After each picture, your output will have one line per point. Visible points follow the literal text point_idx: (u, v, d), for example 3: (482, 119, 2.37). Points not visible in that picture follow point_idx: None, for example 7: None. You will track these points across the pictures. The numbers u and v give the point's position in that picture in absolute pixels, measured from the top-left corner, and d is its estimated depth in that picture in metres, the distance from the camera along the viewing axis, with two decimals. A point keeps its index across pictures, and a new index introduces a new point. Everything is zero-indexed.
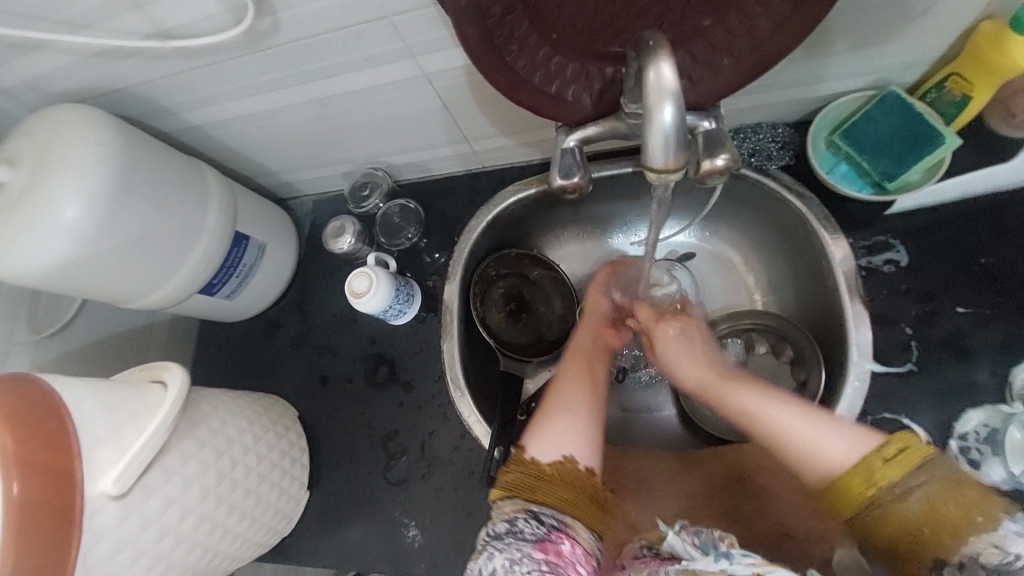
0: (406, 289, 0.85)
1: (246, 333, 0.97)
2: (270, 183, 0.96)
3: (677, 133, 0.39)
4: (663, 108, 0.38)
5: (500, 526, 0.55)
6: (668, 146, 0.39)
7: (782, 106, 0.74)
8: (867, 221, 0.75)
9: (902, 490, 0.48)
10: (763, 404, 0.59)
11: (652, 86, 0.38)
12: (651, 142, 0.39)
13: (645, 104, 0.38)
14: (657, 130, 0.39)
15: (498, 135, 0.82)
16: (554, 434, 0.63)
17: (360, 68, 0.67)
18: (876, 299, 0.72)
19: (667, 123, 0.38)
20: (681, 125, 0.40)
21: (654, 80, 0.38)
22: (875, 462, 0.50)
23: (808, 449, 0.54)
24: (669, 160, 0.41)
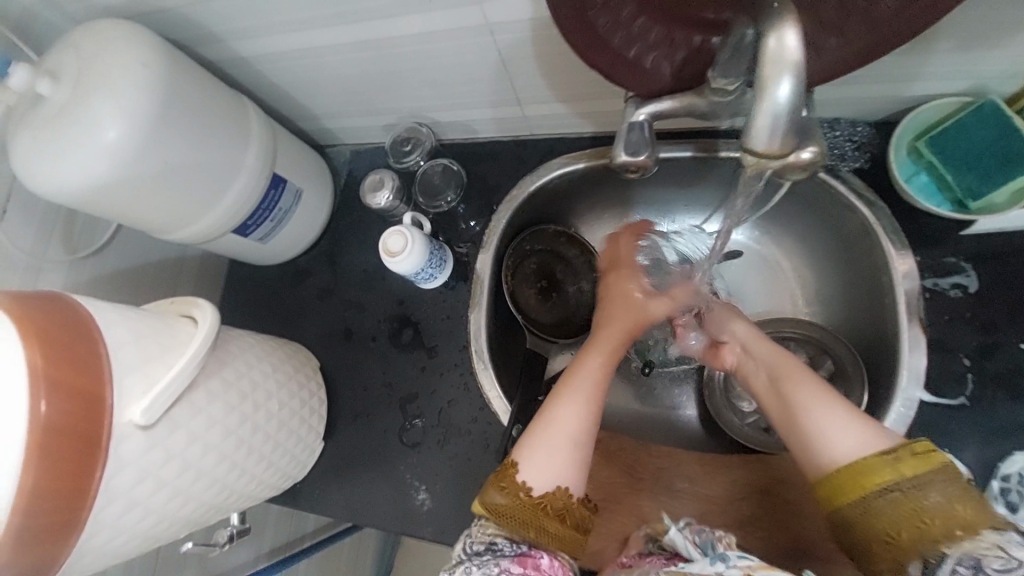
0: (439, 254, 0.83)
1: (273, 277, 0.97)
2: (310, 126, 0.94)
3: (789, 115, 0.35)
4: (779, 84, 0.34)
5: (479, 543, 0.57)
6: (775, 130, 0.36)
7: (866, 103, 0.68)
8: (939, 239, 0.69)
9: (920, 489, 0.48)
10: (825, 410, 0.55)
11: (769, 57, 0.34)
12: (757, 122, 0.35)
13: (758, 77, 0.35)
14: (767, 108, 0.35)
15: (552, 102, 0.78)
16: (551, 457, 0.59)
17: (422, 12, 0.63)
18: (936, 323, 0.68)
19: (780, 102, 0.34)
20: (794, 107, 0.36)
21: (775, 49, 0.34)
22: (888, 460, 0.50)
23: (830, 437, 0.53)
24: (773, 144, 0.37)
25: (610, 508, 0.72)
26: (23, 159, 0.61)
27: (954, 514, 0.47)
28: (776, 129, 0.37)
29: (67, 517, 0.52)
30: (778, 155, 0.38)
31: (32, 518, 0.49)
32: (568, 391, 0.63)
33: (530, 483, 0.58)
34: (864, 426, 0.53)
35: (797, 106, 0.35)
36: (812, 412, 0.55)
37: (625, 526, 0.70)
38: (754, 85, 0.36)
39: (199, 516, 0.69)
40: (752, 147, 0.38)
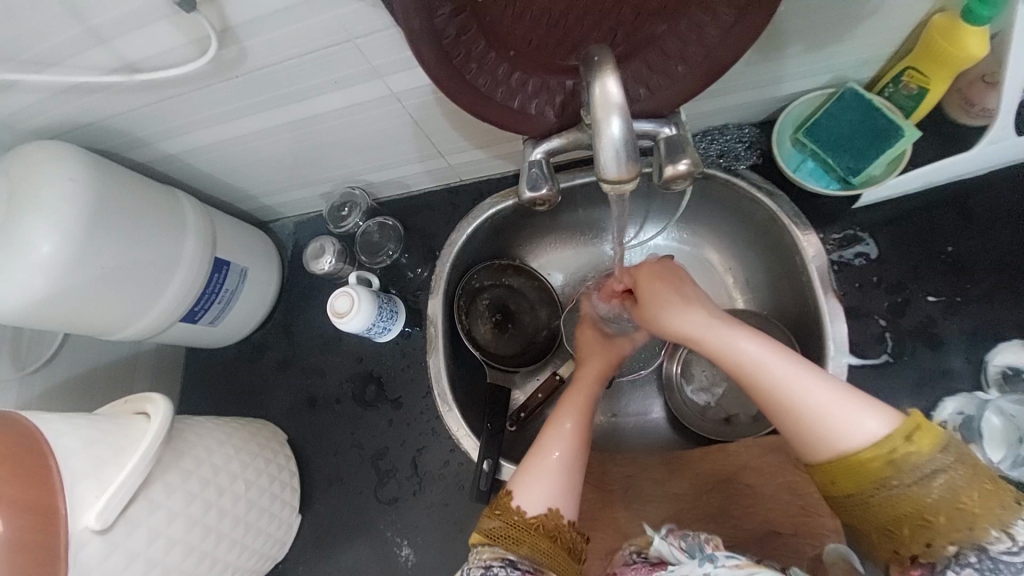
0: (388, 306, 0.86)
1: (235, 356, 0.98)
2: (250, 206, 0.98)
3: (626, 146, 0.40)
4: (611, 122, 0.39)
5: (475, 573, 0.54)
6: (617, 157, 0.40)
7: (745, 107, 0.76)
8: (834, 216, 0.76)
9: (926, 472, 0.45)
10: (779, 374, 0.53)
11: (600, 102, 0.40)
12: (601, 155, 0.40)
13: (594, 118, 0.39)
14: (606, 142, 0.40)
15: (470, 149, 0.84)
16: (542, 483, 0.61)
17: (328, 90, 0.68)
18: (849, 292, 0.73)
19: (615, 135, 0.39)
20: (631, 138, 0.40)
21: (601, 95, 0.39)
22: (896, 440, 0.46)
23: (819, 425, 0.50)
24: (621, 171, 0.41)
25: (590, 525, 0.73)
26: None
27: (969, 504, 0.44)
28: (621, 158, 0.41)
29: None
30: (630, 179, 0.42)
31: None
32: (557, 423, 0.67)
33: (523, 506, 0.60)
34: (834, 395, 0.50)
35: (631, 137, 0.40)
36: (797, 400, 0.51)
37: (607, 541, 0.71)
38: (594, 125, 0.41)
39: None
40: (603, 176, 0.41)
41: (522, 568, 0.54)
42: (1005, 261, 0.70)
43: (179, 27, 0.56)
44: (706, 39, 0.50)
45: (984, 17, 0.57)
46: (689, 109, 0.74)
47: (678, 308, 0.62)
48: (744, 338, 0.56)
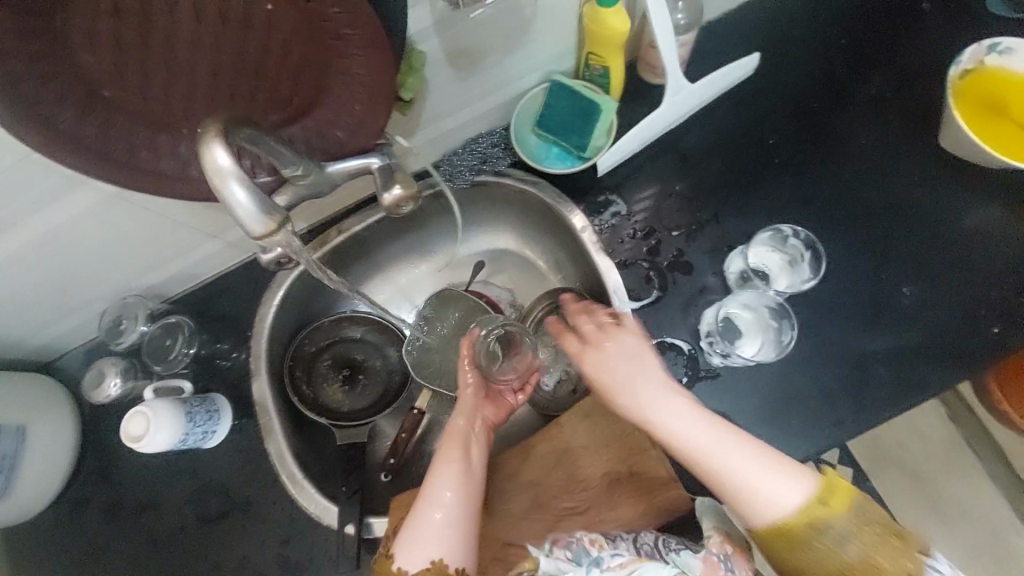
0: (202, 408, 0.80)
1: (50, 524, 0.85)
2: (19, 353, 0.86)
3: (252, 203, 0.46)
4: (230, 186, 0.45)
5: None
6: (250, 213, 0.46)
7: (484, 116, 0.84)
8: (587, 187, 0.85)
9: (839, 534, 0.57)
10: (711, 453, 0.58)
11: (213, 170, 0.45)
12: (237, 215, 0.47)
13: (215, 186, 0.45)
14: (236, 204, 0.46)
15: (243, 222, 0.82)
16: (430, 542, 0.64)
17: (35, 211, 0.63)
18: (616, 248, 0.83)
19: (241, 199, 0.46)
20: (257, 194, 0.47)
21: (211, 166, 0.45)
22: (815, 505, 0.57)
23: (748, 499, 0.57)
24: (261, 223, 0.47)
25: None
26: None
27: (880, 558, 0.57)
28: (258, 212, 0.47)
29: None
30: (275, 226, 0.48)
31: None
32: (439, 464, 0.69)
33: (407, 565, 0.63)
34: (764, 461, 0.58)
35: (256, 195, 0.46)
36: (730, 475, 0.58)
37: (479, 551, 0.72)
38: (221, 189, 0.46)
39: None
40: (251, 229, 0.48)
41: None
42: (720, 184, 0.84)
43: None
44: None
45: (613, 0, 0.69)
46: (429, 129, 0.79)
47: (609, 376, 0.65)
48: (685, 416, 0.60)
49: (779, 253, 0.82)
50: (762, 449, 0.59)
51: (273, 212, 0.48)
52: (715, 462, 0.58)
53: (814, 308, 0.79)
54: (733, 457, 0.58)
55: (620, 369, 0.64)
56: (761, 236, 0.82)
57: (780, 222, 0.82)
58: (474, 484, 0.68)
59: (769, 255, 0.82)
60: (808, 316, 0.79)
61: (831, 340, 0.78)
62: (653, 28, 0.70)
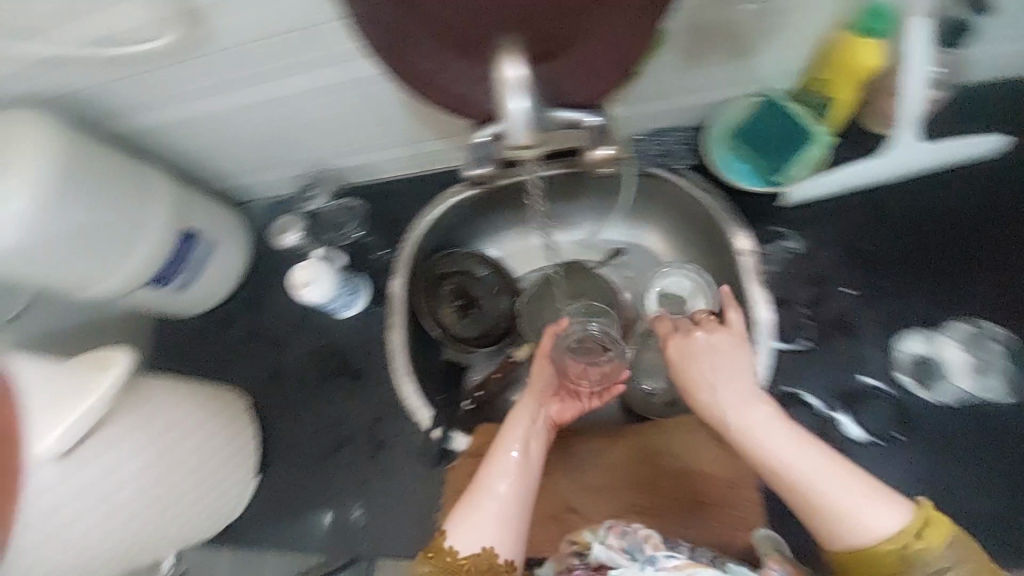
0: (349, 283, 0.91)
1: (201, 329, 1.01)
2: (222, 185, 1.02)
3: (528, 114, 0.53)
4: (514, 99, 0.52)
5: None
6: (524, 123, 0.54)
7: (688, 110, 0.80)
8: (766, 213, 0.81)
9: (948, 563, 0.55)
10: (811, 486, 0.57)
11: (507, 83, 0.52)
12: (509, 124, 0.54)
13: (502, 94, 0.52)
14: (515, 114, 0.53)
15: (432, 137, 0.88)
16: (485, 525, 0.66)
17: (295, 72, 0.73)
18: (777, 283, 0.79)
19: (518, 111, 0.53)
20: (532, 108, 0.54)
21: (505, 76, 0.52)
22: (910, 537, 0.56)
23: (841, 511, 0.57)
24: (527, 134, 0.55)
25: None
26: None
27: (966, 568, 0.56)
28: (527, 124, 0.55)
29: None
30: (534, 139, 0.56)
31: None
32: (498, 454, 0.71)
33: (456, 547, 0.66)
34: (860, 486, 0.57)
35: (532, 109, 0.54)
36: (833, 501, 0.57)
37: (547, 500, 0.78)
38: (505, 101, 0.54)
39: (131, 552, 0.70)
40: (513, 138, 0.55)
41: None
42: (917, 258, 0.76)
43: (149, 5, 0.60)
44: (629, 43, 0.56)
45: (881, 32, 0.64)
46: (638, 102, 0.77)
47: (720, 382, 0.63)
48: (800, 448, 0.59)
49: (970, 352, 0.73)
50: (866, 476, 0.58)
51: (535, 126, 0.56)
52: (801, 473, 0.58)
53: (975, 422, 0.71)
54: (845, 481, 0.57)
55: (758, 410, 0.61)
56: (952, 326, 0.74)
57: (982, 319, 0.74)
58: (529, 482, 0.70)
59: (958, 351, 0.73)
60: (964, 427, 0.71)
61: (981, 462, 0.70)
62: (908, 73, 0.66)
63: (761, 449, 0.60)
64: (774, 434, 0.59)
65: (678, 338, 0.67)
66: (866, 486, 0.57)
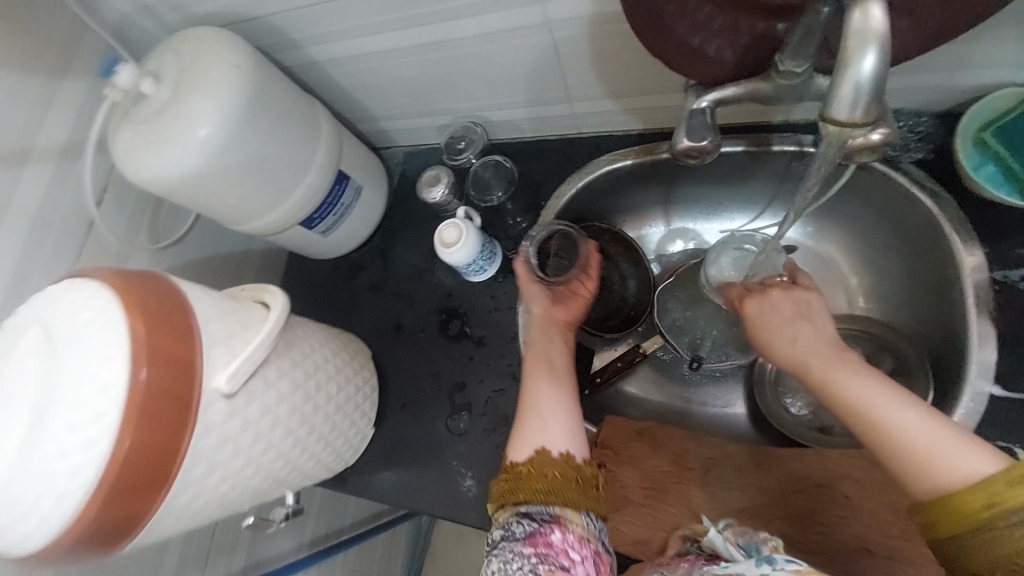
0: (490, 246, 0.85)
1: (329, 272, 1.02)
2: (367, 129, 1.00)
3: (872, 85, 0.37)
4: (864, 57, 0.36)
5: (496, 535, 0.61)
6: (859, 97, 0.37)
7: (929, 93, 0.68)
8: (1006, 230, 0.67)
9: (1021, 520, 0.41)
10: (888, 417, 0.51)
11: (853, 29, 0.36)
12: (841, 92, 0.37)
13: (844, 49, 0.37)
14: (853, 79, 0.37)
15: (603, 99, 0.80)
16: (550, 427, 0.67)
17: (486, 10, 0.67)
18: (1005, 316, 0.65)
19: (865, 72, 0.36)
20: (878, 77, 0.37)
21: (859, 20, 0.36)
22: (1000, 487, 0.43)
23: (938, 464, 0.47)
24: (855, 113, 0.38)
25: (657, 497, 0.72)
26: (129, 153, 0.67)
27: None
28: (858, 100, 0.38)
29: (162, 479, 0.54)
30: (861, 123, 0.39)
31: (128, 479, 0.51)
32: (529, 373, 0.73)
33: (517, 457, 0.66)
34: (952, 435, 0.48)
35: (879, 76, 0.37)
36: (918, 443, 0.49)
37: (675, 516, 0.70)
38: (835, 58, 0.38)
39: (265, 488, 0.70)
40: (830, 118, 0.39)
41: (539, 517, 0.60)
42: None
43: None
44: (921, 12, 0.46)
45: None
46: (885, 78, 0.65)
47: (781, 331, 0.63)
48: (877, 388, 0.53)
49: None
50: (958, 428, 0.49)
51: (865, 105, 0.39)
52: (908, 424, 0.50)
53: None
54: (928, 427, 0.49)
55: (789, 330, 0.62)
56: None
57: None
58: (558, 386, 0.71)
59: None
60: None
61: None
62: None
63: (835, 383, 0.55)
64: (853, 383, 0.55)
65: (787, 292, 0.65)
66: (961, 443, 0.47)
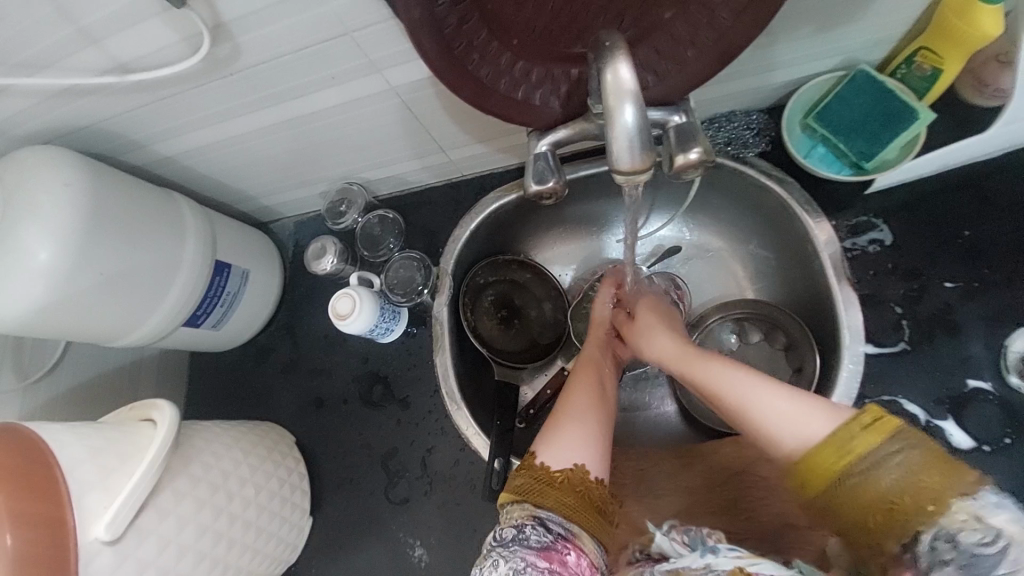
0: (390, 306, 0.84)
1: (238, 361, 0.97)
2: (248, 208, 0.96)
3: (639, 134, 0.42)
4: (623, 110, 0.41)
5: (506, 532, 0.53)
6: (631, 145, 0.42)
7: (758, 91, 0.74)
8: (847, 202, 0.76)
9: (876, 460, 0.45)
10: (739, 395, 0.54)
11: (612, 88, 0.41)
12: (615, 145, 0.42)
13: (607, 105, 0.41)
14: (621, 130, 0.41)
15: (473, 143, 0.82)
16: (573, 442, 0.59)
17: (327, 86, 0.66)
18: (864, 280, 0.74)
19: (628, 123, 0.41)
20: (643, 126, 0.42)
21: (612, 80, 0.41)
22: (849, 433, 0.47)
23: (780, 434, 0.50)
24: (636, 160, 0.43)
25: None
26: None
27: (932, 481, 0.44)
28: (634, 147, 0.43)
29: None
30: (642, 168, 0.43)
31: None
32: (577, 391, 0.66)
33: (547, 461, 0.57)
34: (788, 401, 0.51)
35: (643, 125, 0.42)
36: (762, 414, 0.52)
37: None
38: (606, 113, 0.42)
39: None
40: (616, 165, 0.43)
41: (556, 531, 0.53)
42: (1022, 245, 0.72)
43: (171, 24, 0.54)
44: (706, 43, 0.51)
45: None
46: (717, 86, 0.71)
47: (653, 332, 0.68)
48: (730, 370, 0.56)
49: None
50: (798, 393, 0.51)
51: (644, 152, 0.44)
52: (747, 397, 0.53)
53: None
54: (772, 399, 0.52)
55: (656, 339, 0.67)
56: None
57: None
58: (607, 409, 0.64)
59: None
60: None
61: None
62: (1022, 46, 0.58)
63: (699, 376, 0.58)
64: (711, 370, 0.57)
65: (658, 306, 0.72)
66: (797, 402, 0.50)
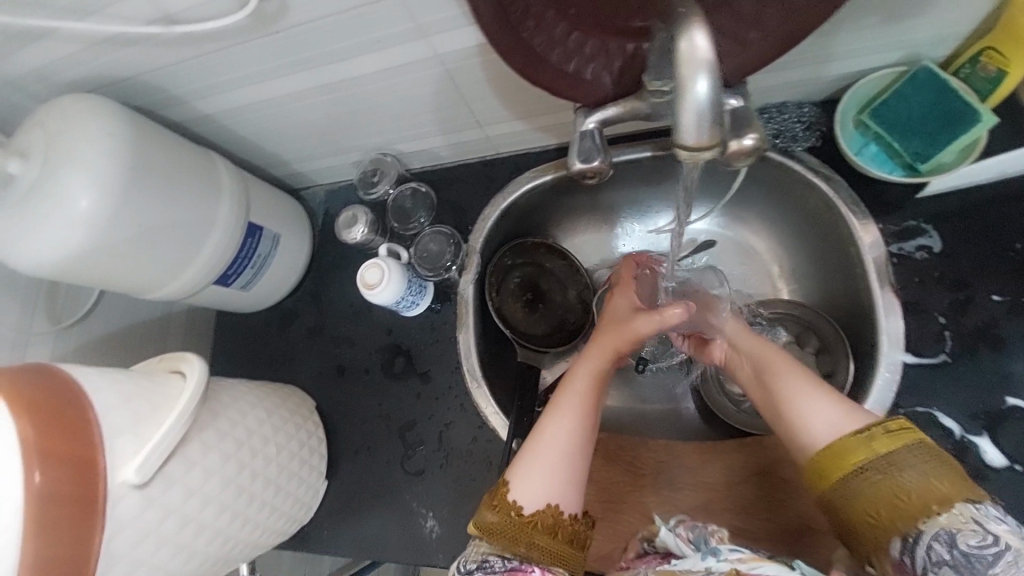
0: (417, 280, 0.84)
1: (262, 324, 0.98)
2: (281, 172, 0.97)
3: (710, 108, 0.40)
4: (697, 81, 0.39)
5: (471, 564, 0.57)
6: (701, 118, 0.40)
7: (812, 83, 0.71)
8: (897, 204, 0.73)
9: (900, 464, 0.51)
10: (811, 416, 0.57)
11: (685, 57, 0.40)
12: (684, 119, 0.40)
13: (679, 75, 0.40)
14: (693, 103, 0.40)
15: (512, 120, 0.81)
16: (545, 476, 0.59)
17: (370, 52, 0.66)
18: (907, 287, 0.72)
19: (700, 96, 0.40)
20: (715, 100, 0.40)
21: (687, 49, 0.39)
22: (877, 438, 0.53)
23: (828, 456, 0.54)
24: (702, 136, 0.42)
25: (614, 509, 0.73)
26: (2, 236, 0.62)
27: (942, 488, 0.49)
28: (702, 123, 0.41)
29: None
30: (709, 144, 0.42)
31: None
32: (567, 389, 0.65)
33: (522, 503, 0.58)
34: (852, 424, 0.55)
35: (715, 99, 0.40)
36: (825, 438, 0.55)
37: (631, 525, 0.72)
38: (676, 84, 0.41)
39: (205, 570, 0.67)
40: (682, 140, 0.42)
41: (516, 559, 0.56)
42: None
43: None
44: (772, 24, 0.49)
45: None
46: (771, 74, 0.68)
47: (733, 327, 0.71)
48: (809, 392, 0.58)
49: None
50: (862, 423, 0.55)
51: (711, 127, 0.42)
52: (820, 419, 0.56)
53: None
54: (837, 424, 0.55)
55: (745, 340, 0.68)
56: None
57: None
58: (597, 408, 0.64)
59: None
60: None
61: None
62: None
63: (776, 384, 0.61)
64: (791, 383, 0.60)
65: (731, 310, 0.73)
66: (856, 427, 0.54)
